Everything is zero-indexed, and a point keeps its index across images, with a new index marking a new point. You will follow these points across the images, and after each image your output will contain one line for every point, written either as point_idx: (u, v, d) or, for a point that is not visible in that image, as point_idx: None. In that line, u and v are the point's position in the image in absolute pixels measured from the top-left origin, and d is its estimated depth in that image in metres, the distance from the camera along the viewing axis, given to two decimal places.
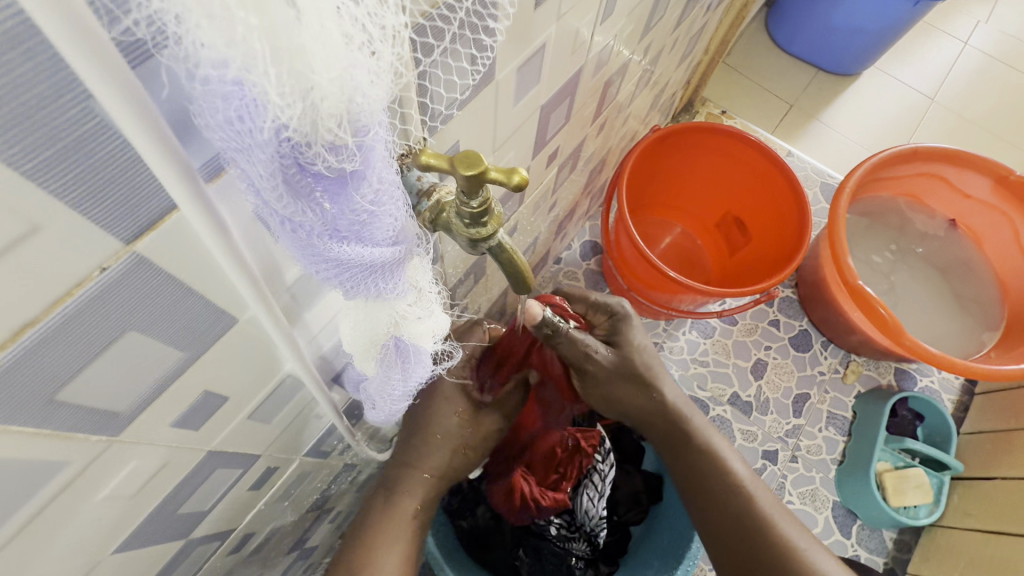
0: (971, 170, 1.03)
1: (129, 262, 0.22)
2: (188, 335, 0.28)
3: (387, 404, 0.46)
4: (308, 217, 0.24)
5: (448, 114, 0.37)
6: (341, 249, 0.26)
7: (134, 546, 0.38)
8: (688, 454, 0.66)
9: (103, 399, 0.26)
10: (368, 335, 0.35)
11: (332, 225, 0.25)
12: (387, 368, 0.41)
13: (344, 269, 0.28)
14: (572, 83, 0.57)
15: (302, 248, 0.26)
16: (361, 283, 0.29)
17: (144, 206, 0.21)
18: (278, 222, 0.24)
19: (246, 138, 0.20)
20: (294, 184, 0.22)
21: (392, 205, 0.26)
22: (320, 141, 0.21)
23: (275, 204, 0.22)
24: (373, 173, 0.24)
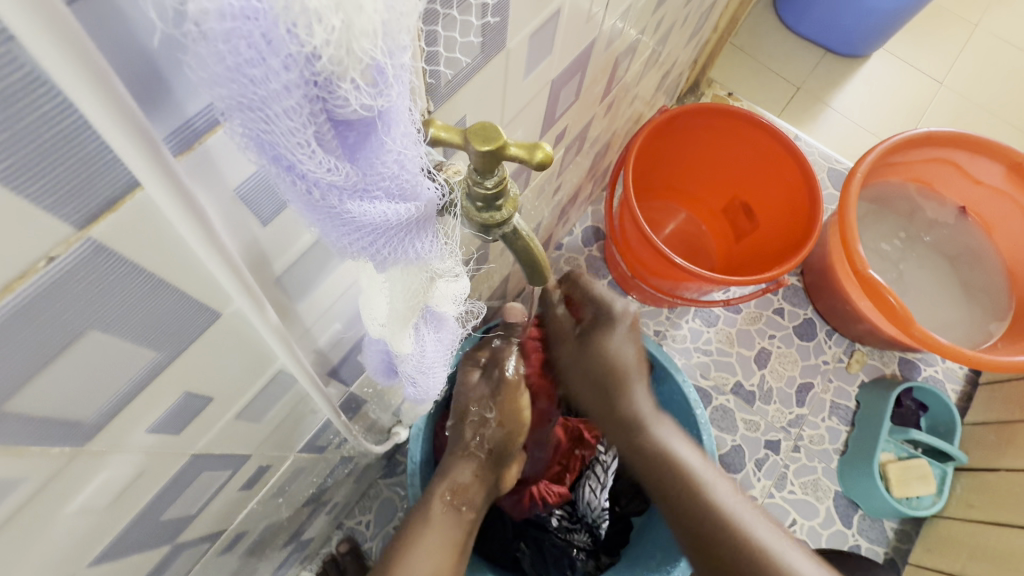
0: (983, 156, 0.99)
1: (84, 250, 0.18)
2: (163, 332, 0.24)
3: (427, 379, 0.42)
4: (340, 175, 0.20)
5: (455, 83, 0.33)
6: (374, 212, 0.22)
7: (114, 556, 0.35)
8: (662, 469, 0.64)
9: (64, 407, 0.22)
10: (400, 312, 0.32)
11: (364, 182, 0.21)
12: (420, 342, 0.37)
13: (378, 236, 0.24)
14: (584, 56, 0.53)
15: (329, 216, 0.22)
16: (396, 254, 0.26)
17: (94, 182, 0.17)
18: (300, 188, 0.20)
19: (266, 77, 0.16)
20: (324, 136, 0.19)
21: (419, 156, 0.23)
22: (352, 72, 0.17)
23: (305, 162, 0.19)
24: (402, 113, 0.20)
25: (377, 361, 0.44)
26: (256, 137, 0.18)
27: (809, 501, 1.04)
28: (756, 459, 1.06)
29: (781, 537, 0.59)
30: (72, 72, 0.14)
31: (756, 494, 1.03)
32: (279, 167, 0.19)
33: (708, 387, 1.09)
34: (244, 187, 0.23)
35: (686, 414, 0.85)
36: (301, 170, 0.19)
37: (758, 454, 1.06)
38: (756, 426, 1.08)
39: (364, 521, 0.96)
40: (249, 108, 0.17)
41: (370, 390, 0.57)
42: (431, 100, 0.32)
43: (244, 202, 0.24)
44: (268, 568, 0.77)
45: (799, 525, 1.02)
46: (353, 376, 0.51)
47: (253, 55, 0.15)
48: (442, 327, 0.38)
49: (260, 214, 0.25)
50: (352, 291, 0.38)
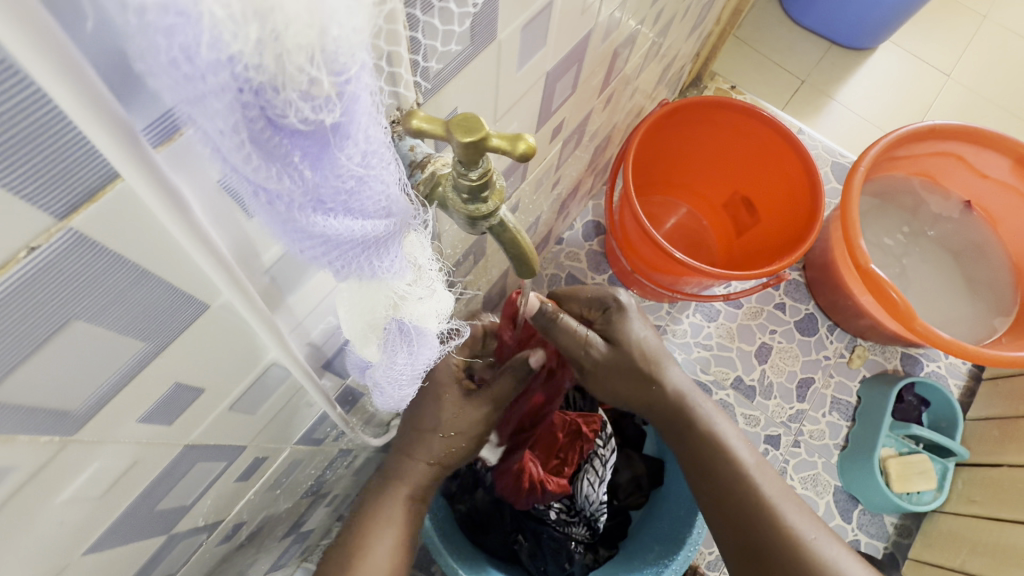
0: (990, 149, 0.98)
1: (66, 240, 0.18)
2: (150, 323, 0.25)
3: (394, 390, 0.42)
4: (285, 184, 0.20)
5: (444, 75, 0.33)
6: (328, 225, 0.22)
7: (109, 545, 0.36)
8: (704, 448, 0.65)
9: (51, 397, 0.23)
10: (359, 323, 0.32)
11: (317, 196, 0.21)
12: (390, 352, 0.37)
13: (332, 246, 0.24)
14: (580, 48, 0.52)
15: (283, 224, 0.22)
16: (354, 262, 0.26)
17: (73, 171, 0.17)
18: (250, 191, 0.20)
19: (202, 79, 0.16)
20: (267, 143, 0.18)
21: (385, 170, 0.23)
22: (291, 85, 0.17)
23: (244, 166, 0.19)
24: (359, 127, 0.20)
25: (357, 361, 0.44)
26: (202, 139, 0.18)
27: (808, 496, 1.04)
28: None
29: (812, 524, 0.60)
30: (42, 61, 0.14)
31: None
32: (226, 170, 0.19)
33: (708, 382, 1.09)
34: (228, 179, 0.23)
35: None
36: (245, 175, 0.19)
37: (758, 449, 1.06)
38: (756, 421, 1.07)
39: None
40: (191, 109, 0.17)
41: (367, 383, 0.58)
42: (418, 92, 0.32)
43: (228, 193, 0.24)
44: (268, 558, 0.78)
45: None
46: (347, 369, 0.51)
47: (185, 57, 0.15)
48: (416, 346, 0.37)
49: (244, 207, 0.25)
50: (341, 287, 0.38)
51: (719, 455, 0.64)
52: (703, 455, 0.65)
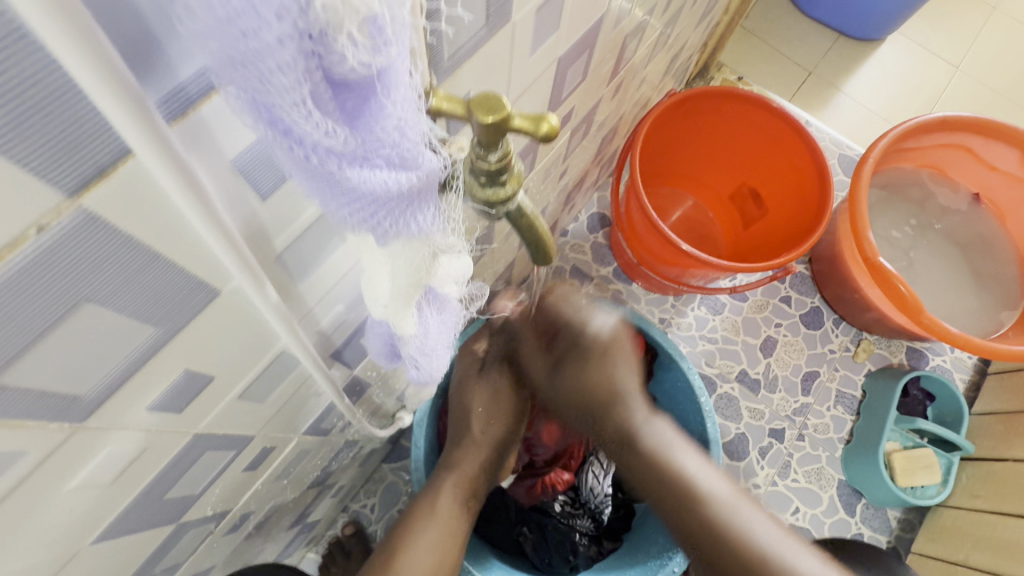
0: (999, 141, 0.96)
1: (77, 220, 0.18)
2: (161, 308, 0.24)
3: (431, 362, 0.41)
4: (338, 139, 0.19)
5: (458, 56, 0.32)
6: (375, 179, 0.22)
7: (118, 534, 0.35)
8: (651, 479, 0.60)
9: (60, 382, 0.22)
10: (403, 288, 0.31)
11: (364, 149, 0.21)
12: (423, 323, 0.37)
13: (378, 204, 0.23)
14: (592, 34, 0.51)
15: (328, 184, 0.21)
16: (398, 221, 0.25)
17: (83, 149, 0.17)
18: (298, 152, 0.20)
19: (259, 29, 0.15)
20: (320, 96, 0.18)
21: (420, 124, 0.22)
22: (350, 26, 0.16)
23: (301, 123, 0.18)
24: (402, 76, 0.20)
25: (381, 345, 0.43)
26: (251, 96, 0.17)
27: (812, 490, 1.04)
28: (760, 447, 1.05)
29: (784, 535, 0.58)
30: (57, 29, 0.13)
31: (758, 482, 1.04)
32: (275, 130, 0.18)
33: (713, 375, 1.09)
34: (242, 158, 0.22)
35: (688, 402, 0.85)
36: (297, 133, 0.19)
37: (763, 442, 1.06)
38: (760, 414, 1.07)
39: (369, 504, 0.97)
40: (240, 62, 0.16)
41: (374, 373, 0.57)
42: (434, 72, 0.31)
43: (243, 173, 0.23)
44: (273, 549, 0.78)
45: (802, 513, 1.02)
46: (356, 359, 0.50)
47: (245, 4, 0.14)
48: (445, 308, 0.37)
49: (257, 188, 0.24)
50: (353, 273, 0.37)
51: (669, 483, 0.59)
52: (656, 485, 0.60)
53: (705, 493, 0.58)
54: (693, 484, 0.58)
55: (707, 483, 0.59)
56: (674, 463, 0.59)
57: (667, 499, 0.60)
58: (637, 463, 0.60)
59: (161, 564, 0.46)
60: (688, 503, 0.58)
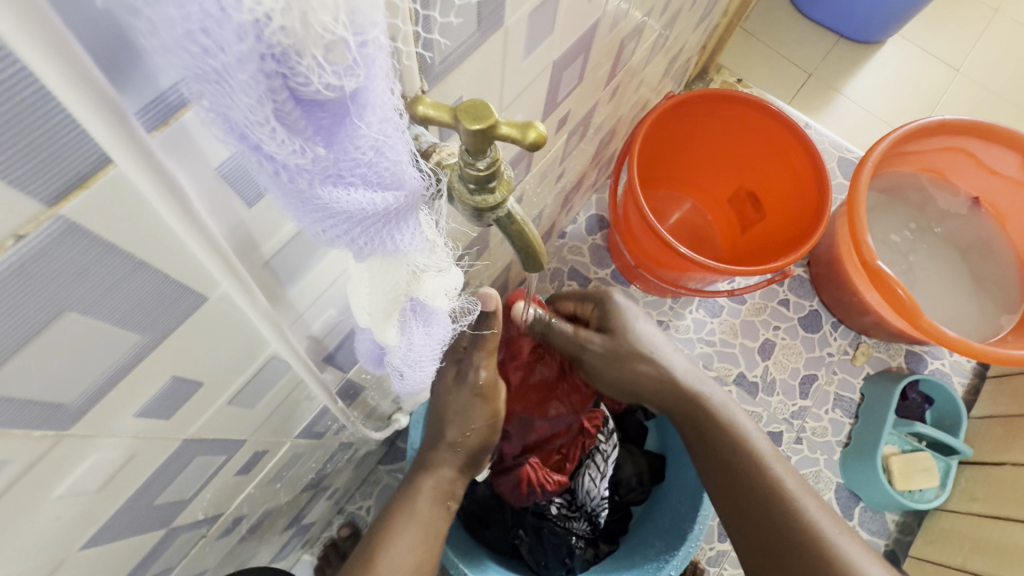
0: (999, 145, 0.96)
1: (56, 229, 0.18)
2: (146, 315, 0.24)
3: (415, 373, 0.41)
4: (307, 158, 0.19)
5: (450, 61, 0.32)
6: (348, 199, 0.22)
7: (107, 540, 0.35)
8: (728, 466, 0.61)
9: (43, 390, 0.22)
10: (380, 303, 0.31)
11: (336, 167, 0.20)
12: (407, 334, 0.37)
13: (354, 222, 0.23)
14: (588, 37, 0.51)
15: (300, 201, 0.21)
16: (377, 239, 0.25)
17: (61, 159, 0.16)
18: (269, 170, 0.19)
19: (221, 46, 0.15)
20: (287, 115, 0.17)
21: (401, 141, 0.22)
22: (314, 48, 0.16)
23: (266, 141, 0.18)
24: (377, 95, 0.19)
25: (369, 352, 0.43)
26: (219, 113, 0.17)
27: None
28: None
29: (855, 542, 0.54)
30: (30, 40, 0.13)
31: None
32: (244, 147, 0.18)
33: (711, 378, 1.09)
34: (225, 166, 0.22)
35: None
36: (266, 150, 0.18)
37: None
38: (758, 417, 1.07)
39: (365, 506, 0.97)
40: (207, 79, 0.16)
41: (368, 376, 0.57)
42: (424, 77, 0.31)
43: (228, 181, 0.23)
44: (268, 551, 0.77)
45: None
46: (350, 362, 0.50)
47: (205, 23, 0.15)
48: (431, 321, 0.37)
49: (246, 192, 0.24)
50: (344, 279, 0.37)
51: (747, 470, 0.60)
52: (731, 472, 0.61)
53: (784, 486, 0.58)
54: (770, 468, 0.59)
55: (785, 472, 0.59)
56: (747, 443, 0.61)
57: (745, 489, 0.59)
58: (710, 442, 0.63)
59: (152, 567, 0.46)
60: (767, 493, 0.58)
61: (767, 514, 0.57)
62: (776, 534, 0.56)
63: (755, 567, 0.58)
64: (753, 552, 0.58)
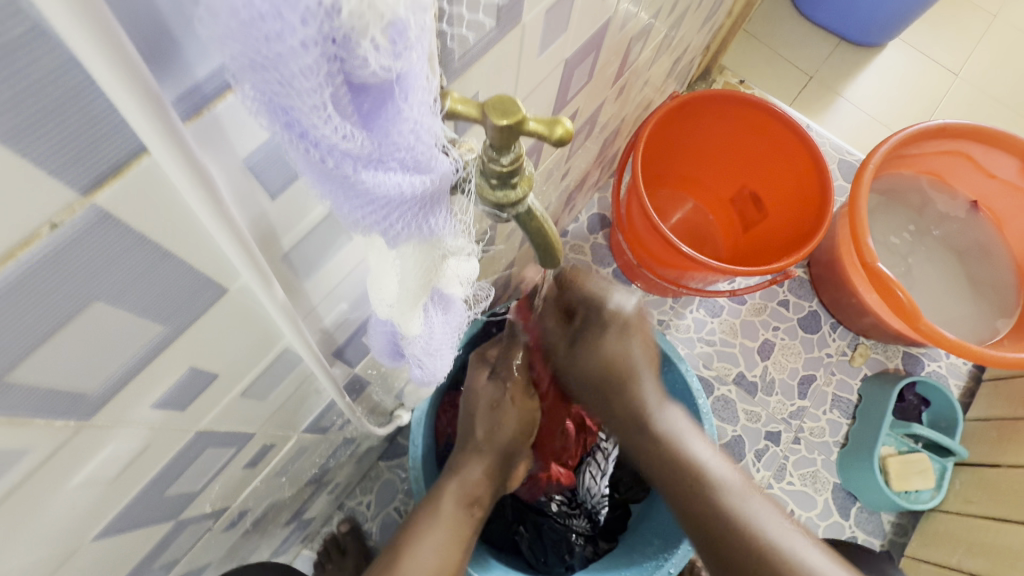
0: (999, 149, 0.97)
1: (89, 218, 0.18)
2: (168, 307, 0.24)
3: (434, 362, 0.42)
4: (356, 143, 0.19)
5: (469, 58, 0.32)
6: (389, 183, 0.22)
7: (118, 530, 0.35)
8: (669, 470, 0.57)
9: (68, 379, 0.22)
10: (411, 290, 0.31)
11: (379, 152, 0.21)
12: (428, 324, 0.37)
13: (391, 208, 0.23)
14: (599, 35, 0.51)
15: (342, 186, 0.21)
16: (410, 224, 0.25)
17: (97, 148, 0.16)
18: (316, 156, 0.19)
19: (284, 32, 0.15)
20: (339, 99, 0.18)
21: (437, 129, 0.22)
22: (372, 29, 0.16)
23: (320, 127, 0.18)
24: (422, 80, 0.20)
25: (384, 343, 0.43)
26: (270, 98, 0.17)
27: (807, 493, 1.05)
28: (756, 450, 1.06)
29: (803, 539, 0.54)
30: (78, 24, 0.13)
31: None
32: (292, 132, 0.18)
33: (711, 377, 1.09)
34: (254, 156, 0.22)
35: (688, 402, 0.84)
36: (314, 137, 0.19)
37: (758, 445, 1.06)
38: (756, 417, 1.08)
39: (365, 502, 0.97)
40: (263, 66, 0.16)
41: (375, 371, 0.57)
42: (443, 72, 0.31)
43: (253, 172, 0.23)
44: (269, 545, 0.77)
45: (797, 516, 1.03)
46: (357, 357, 0.50)
47: (271, 8, 0.15)
48: (449, 308, 0.37)
49: (268, 186, 0.24)
50: (359, 271, 0.37)
51: (682, 470, 0.57)
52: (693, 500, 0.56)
53: (717, 484, 0.56)
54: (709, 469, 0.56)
55: (727, 473, 0.57)
56: (686, 451, 0.57)
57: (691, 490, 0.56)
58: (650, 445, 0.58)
59: (158, 560, 0.46)
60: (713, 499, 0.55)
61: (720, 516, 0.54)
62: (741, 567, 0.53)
63: None
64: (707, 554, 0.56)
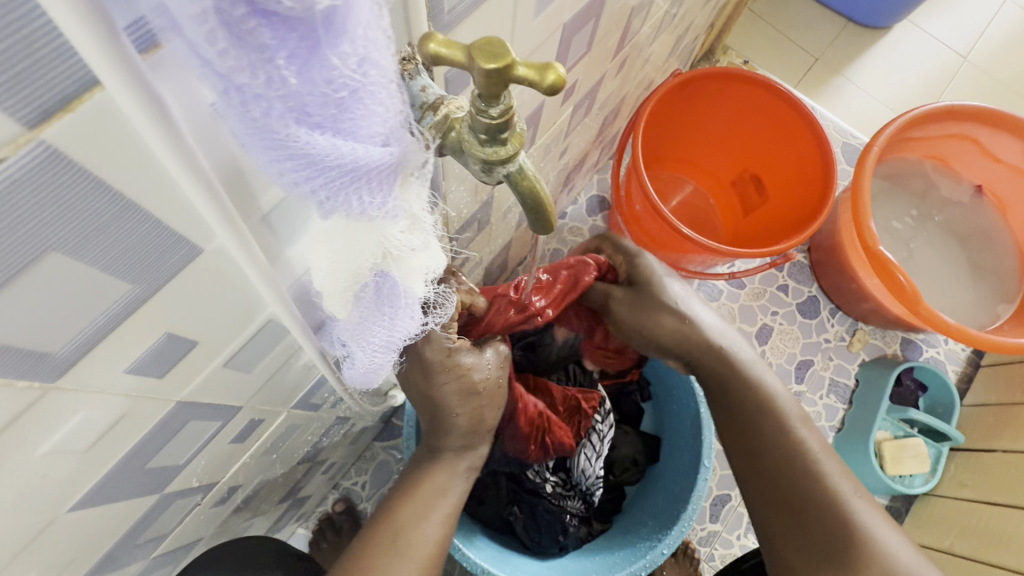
0: (1005, 132, 0.95)
1: (38, 154, 0.16)
2: (136, 263, 0.23)
3: (364, 360, 0.39)
4: (261, 81, 0.18)
5: (458, 14, 0.31)
6: (308, 139, 0.21)
7: (96, 503, 0.35)
8: (756, 430, 0.55)
9: (29, 335, 0.21)
10: (338, 269, 0.31)
11: (300, 102, 0.19)
12: (365, 312, 0.35)
13: (315, 167, 0.22)
14: (599, 1, 0.49)
15: (259, 135, 0.20)
16: (338, 189, 0.24)
17: (44, 71, 0.15)
18: (223, 93, 0.18)
19: None
20: (240, 27, 0.16)
21: (382, 88, 0.21)
22: None
23: (213, 55, 0.17)
24: (356, 26, 0.18)
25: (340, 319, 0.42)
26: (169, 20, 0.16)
27: None
28: None
29: (883, 520, 0.51)
30: None
31: None
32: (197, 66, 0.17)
33: None
34: None
35: (684, 387, 0.84)
36: (221, 72, 0.17)
37: None
38: None
39: (360, 482, 0.97)
40: None
41: None
42: (432, 25, 0.29)
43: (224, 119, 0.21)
44: (262, 523, 0.77)
45: None
46: None
47: None
48: (394, 306, 0.35)
49: None
50: None
51: (775, 430, 0.54)
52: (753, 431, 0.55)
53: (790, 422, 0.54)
54: (792, 433, 0.53)
55: (809, 435, 0.54)
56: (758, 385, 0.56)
57: (778, 460, 0.53)
58: (734, 403, 0.56)
59: (144, 535, 0.46)
60: (804, 467, 0.52)
61: (803, 482, 0.51)
62: (794, 493, 0.52)
63: (771, 522, 0.53)
64: (784, 527, 0.52)
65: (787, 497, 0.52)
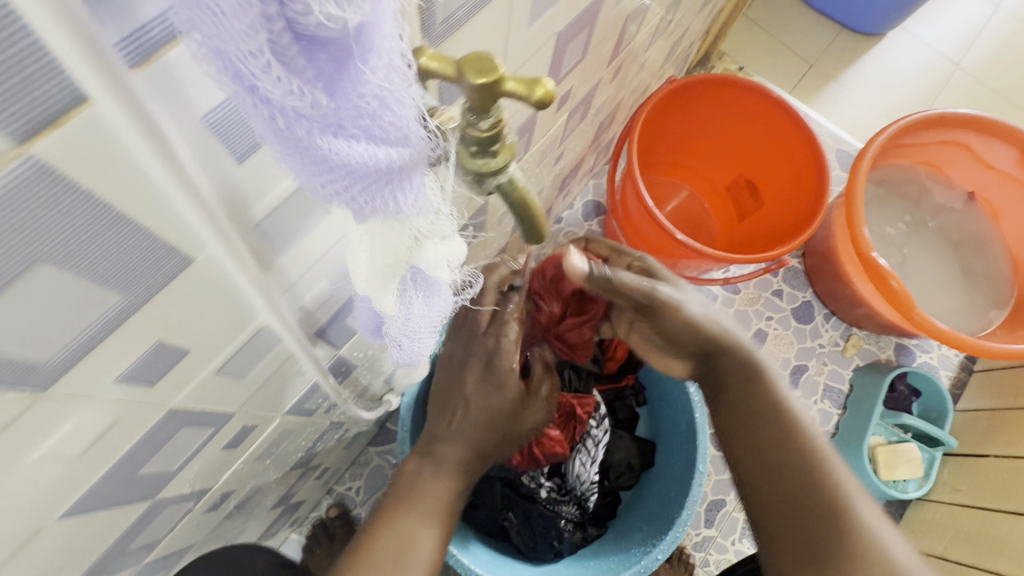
0: (997, 139, 0.96)
1: (26, 169, 0.16)
2: (126, 274, 0.23)
3: (413, 345, 0.40)
4: (307, 101, 0.18)
5: (452, 24, 0.31)
6: (348, 151, 0.21)
7: (86, 510, 0.34)
8: (760, 426, 0.53)
9: (18, 345, 0.21)
10: (380, 268, 0.30)
11: (337, 116, 0.19)
12: (406, 303, 0.36)
13: (353, 177, 0.22)
14: (593, 9, 0.50)
15: (299, 152, 0.20)
16: (376, 197, 0.24)
17: (35, 86, 0.15)
18: (265, 115, 0.18)
19: None
20: (283, 49, 0.16)
21: (408, 96, 0.21)
22: None
23: (261, 78, 0.17)
24: (381, 37, 0.18)
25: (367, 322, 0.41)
26: (212, 48, 0.16)
27: None
28: None
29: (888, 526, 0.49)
30: None
31: None
32: (240, 89, 0.17)
33: None
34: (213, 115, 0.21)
35: (678, 391, 0.84)
36: (263, 93, 0.17)
37: None
38: None
39: (354, 487, 0.96)
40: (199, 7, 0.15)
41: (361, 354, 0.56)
42: (425, 35, 0.29)
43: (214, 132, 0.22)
44: (255, 528, 0.77)
45: None
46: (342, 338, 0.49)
47: None
48: (431, 291, 0.36)
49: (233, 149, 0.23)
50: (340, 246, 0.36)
51: (782, 426, 0.53)
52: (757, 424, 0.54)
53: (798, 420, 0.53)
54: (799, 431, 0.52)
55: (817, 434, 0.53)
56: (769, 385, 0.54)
57: (782, 457, 0.52)
58: (742, 398, 0.55)
59: (135, 542, 0.45)
60: (808, 466, 0.51)
61: (805, 479, 0.50)
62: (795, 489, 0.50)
63: (771, 519, 0.51)
64: (783, 523, 0.50)
65: (788, 493, 0.50)
